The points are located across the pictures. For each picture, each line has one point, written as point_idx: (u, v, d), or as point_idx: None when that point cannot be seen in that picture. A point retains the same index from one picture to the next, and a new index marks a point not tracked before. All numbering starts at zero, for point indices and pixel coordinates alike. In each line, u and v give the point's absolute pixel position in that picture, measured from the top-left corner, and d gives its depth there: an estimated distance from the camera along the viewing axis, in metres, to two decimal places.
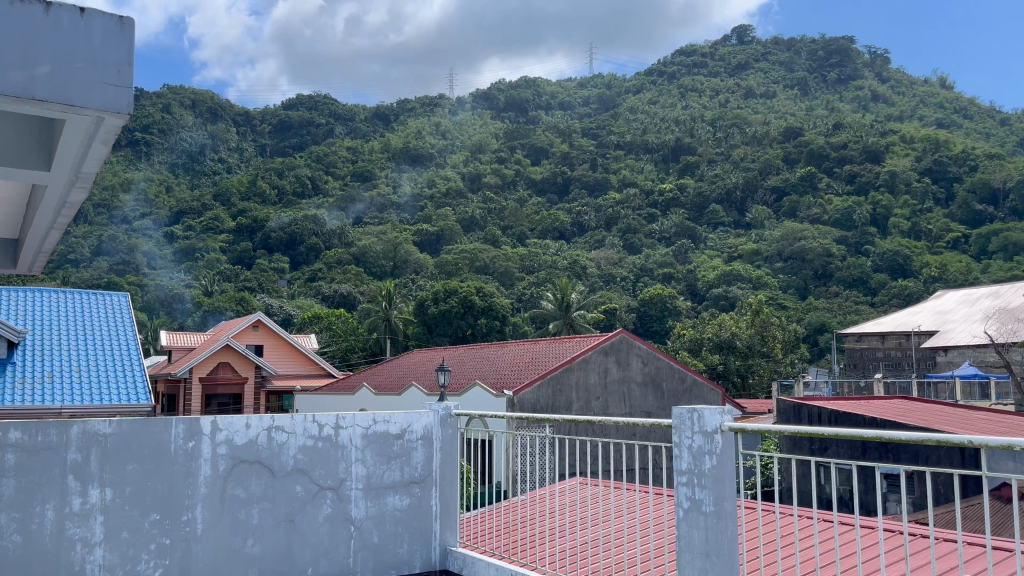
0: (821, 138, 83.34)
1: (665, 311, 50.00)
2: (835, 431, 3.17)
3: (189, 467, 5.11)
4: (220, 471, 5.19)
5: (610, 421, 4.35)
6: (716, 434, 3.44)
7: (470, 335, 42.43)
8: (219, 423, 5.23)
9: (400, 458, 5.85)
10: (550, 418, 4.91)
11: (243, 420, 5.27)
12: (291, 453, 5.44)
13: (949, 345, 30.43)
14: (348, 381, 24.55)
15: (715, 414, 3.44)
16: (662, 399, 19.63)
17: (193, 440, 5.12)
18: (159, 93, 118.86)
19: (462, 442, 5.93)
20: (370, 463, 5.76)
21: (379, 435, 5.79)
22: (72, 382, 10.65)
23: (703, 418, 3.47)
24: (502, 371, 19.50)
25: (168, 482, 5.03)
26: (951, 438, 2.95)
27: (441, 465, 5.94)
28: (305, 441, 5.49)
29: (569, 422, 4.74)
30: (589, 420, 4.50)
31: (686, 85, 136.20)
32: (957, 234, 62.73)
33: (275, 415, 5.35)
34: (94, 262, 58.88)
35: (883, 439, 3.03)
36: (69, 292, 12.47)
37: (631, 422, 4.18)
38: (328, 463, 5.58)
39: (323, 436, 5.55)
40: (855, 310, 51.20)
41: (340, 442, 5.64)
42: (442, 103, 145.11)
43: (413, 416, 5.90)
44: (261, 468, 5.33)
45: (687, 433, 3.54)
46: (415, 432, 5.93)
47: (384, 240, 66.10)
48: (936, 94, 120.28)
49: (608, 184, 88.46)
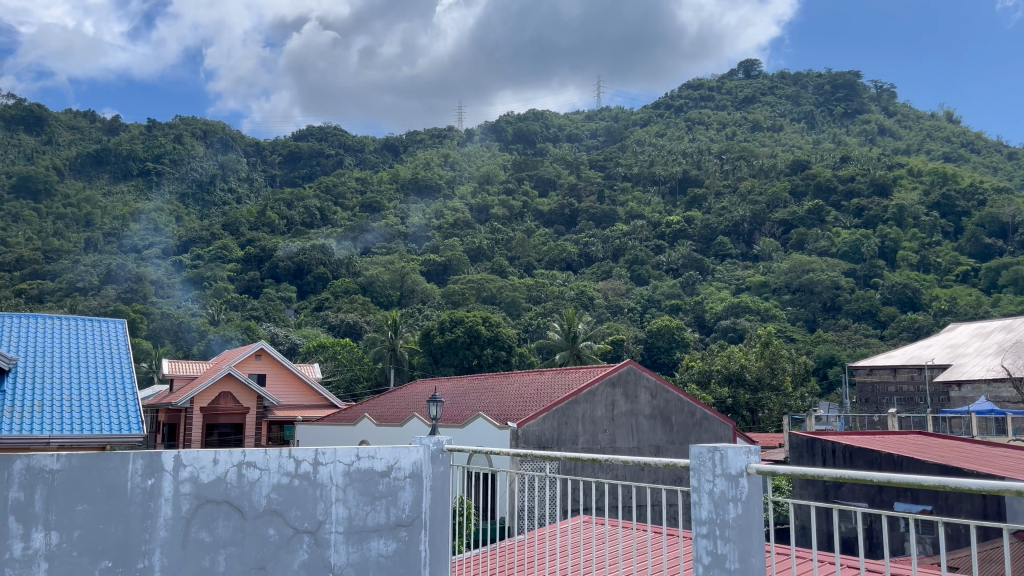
0: (828, 171, 83.23)
1: (672, 342, 49.47)
2: (873, 474, 2.88)
3: (147, 507, 5.16)
4: (183, 511, 5.26)
5: (612, 458, 4.08)
6: (741, 476, 3.14)
7: (476, 366, 42.09)
8: (183, 460, 5.32)
9: (386, 498, 5.88)
10: (552, 455, 4.62)
11: (208, 457, 5.38)
12: (262, 493, 5.52)
13: (962, 379, 29.82)
14: (349, 411, 24.15)
15: (741, 455, 3.13)
16: (671, 433, 19.18)
17: (152, 478, 5.20)
18: (170, 124, 120.18)
19: (455, 478, 5.83)
20: (351, 504, 5.81)
21: (364, 473, 5.85)
22: (62, 411, 10.33)
23: (721, 455, 3.19)
24: (507, 403, 19.03)
25: (123, 526, 5.08)
26: (1000, 485, 2.59)
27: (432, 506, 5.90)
28: (278, 479, 5.58)
29: (573, 460, 4.45)
30: (594, 457, 4.20)
31: (692, 118, 136.88)
32: (966, 268, 62.37)
33: (244, 452, 5.48)
34: (102, 290, 58.81)
35: (950, 487, 2.63)
36: (65, 318, 12.28)
37: (639, 462, 3.88)
38: (304, 505, 5.65)
39: (300, 474, 5.65)
40: (865, 343, 50.67)
41: (319, 479, 5.71)
42: (451, 134, 146.01)
43: (401, 452, 5.91)
44: (230, 509, 5.40)
45: (708, 476, 3.24)
46: (403, 469, 5.94)
47: (391, 270, 66.05)
48: (943, 128, 120.54)
49: (615, 216, 88.48)
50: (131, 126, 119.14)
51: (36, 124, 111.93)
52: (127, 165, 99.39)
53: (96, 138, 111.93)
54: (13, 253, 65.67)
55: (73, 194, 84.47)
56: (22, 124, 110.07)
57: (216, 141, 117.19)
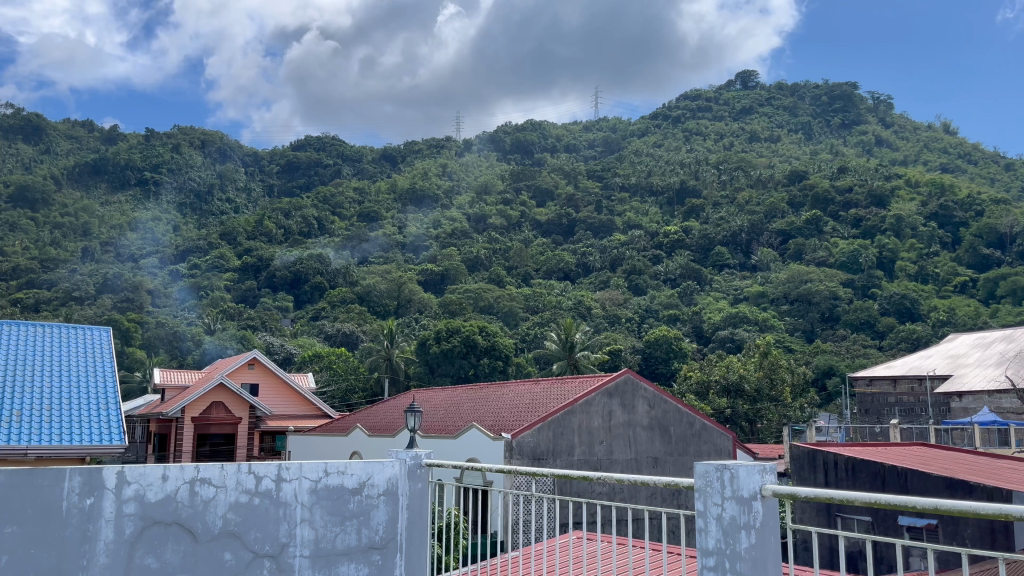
0: (825, 181, 83.15)
1: (670, 352, 49.07)
2: (896, 500, 2.66)
3: (86, 530, 4.84)
4: (126, 535, 4.95)
5: (608, 478, 3.90)
6: (756, 497, 2.90)
7: (473, 376, 41.87)
8: (128, 475, 4.99)
9: (357, 518, 5.63)
10: (539, 473, 4.40)
11: (157, 473, 5.07)
12: (218, 513, 5.24)
13: (963, 391, 29.55)
14: (342, 422, 23.85)
15: (754, 474, 2.93)
16: (670, 444, 18.87)
17: (91, 497, 4.87)
18: (168, 133, 120.29)
19: (432, 495, 5.60)
20: (318, 525, 5.54)
21: (333, 491, 5.59)
22: (41, 421, 10.05)
23: (733, 472, 2.97)
24: (501, 413, 18.71)
25: (58, 550, 4.74)
26: (1001, 508, 2.44)
27: (406, 529, 5.64)
28: (236, 498, 5.32)
29: (561, 478, 4.26)
30: (587, 476, 4.01)
31: (690, 128, 136.96)
32: (964, 279, 62.25)
33: (198, 468, 5.19)
34: (98, 299, 58.30)
35: (991, 514, 2.40)
36: (48, 326, 12.02)
37: (641, 481, 3.65)
38: (266, 526, 5.37)
39: (261, 492, 5.39)
40: (864, 353, 50.39)
41: (283, 497, 5.44)
42: (449, 144, 146.01)
43: (375, 468, 5.69)
44: (181, 531, 5.12)
45: (716, 498, 3.01)
46: (376, 486, 5.71)
47: (388, 279, 65.72)
48: (940, 139, 120.80)
49: (613, 226, 88.20)
50: (129, 135, 119.12)
51: (34, 133, 111.79)
52: (125, 174, 99.40)
53: (94, 147, 111.90)
54: (9, 262, 65.42)
55: (70, 204, 84.39)
56: (20, 133, 109.97)
57: (214, 151, 117.27)
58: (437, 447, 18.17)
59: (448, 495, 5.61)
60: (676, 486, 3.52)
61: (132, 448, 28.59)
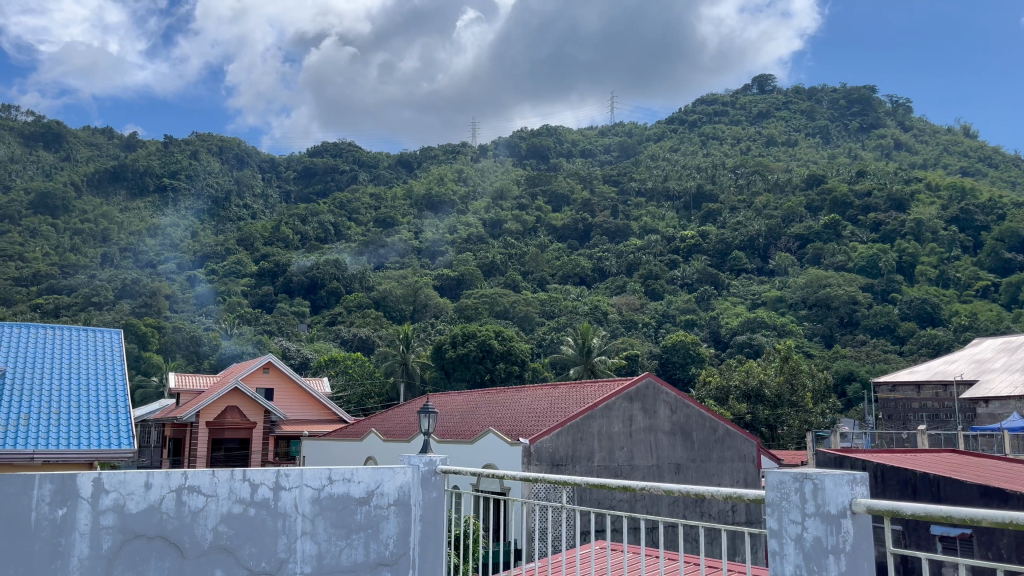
0: (844, 185, 82.30)
1: (687, 357, 48.60)
2: (1002, 519, 2.31)
3: (57, 544, 4.30)
4: (104, 550, 4.41)
5: (649, 487, 3.53)
6: (843, 514, 2.63)
7: (489, 380, 41.58)
8: (108, 481, 4.46)
9: (365, 530, 5.15)
10: (571, 482, 4.04)
11: (140, 480, 4.54)
12: (208, 526, 4.72)
13: (990, 396, 28.99)
14: (356, 427, 23.63)
15: (841, 485, 2.63)
16: (692, 450, 18.49)
17: (63, 508, 4.33)
18: (187, 141, 121.50)
19: (447, 503, 5.22)
20: (321, 538, 5.03)
21: (339, 500, 5.10)
22: (49, 425, 9.86)
23: (817, 483, 2.68)
24: (518, 418, 18.38)
25: (24, 561, 4.21)
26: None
27: (418, 546, 5.20)
28: (229, 508, 4.79)
29: (592, 487, 3.91)
30: (624, 485, 3.66)
31: (707, 133, 136.02)
32: (986, 283, 61.35)
33: (186, 475, 4.67)
34: (117, 304, 58.61)
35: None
36: (57, 328, 11.92)
37: (691, 491, 3.34)
38: (263, 539, 4.87)
39: (258, 501, 4.87)
40: (885, 359, 49.69)
41: (281, 509, 4.93)
42: (464, 150, 145.97)
43: (385, 475, 5.24)
44: (166, 545, 4.59)
45: (796, 512, 2.74)
46: (386, 494, 5.24)
47: (404, 285, 65.65)
48: (960, 142, 119.29)
49: (629, 231, 87.53)
50: (147, 142, 120.48)
51: (55, 141, 113.23)
52: (144, 181, 100.33)
53: (114, 155, 113.06)
54: (30, 268, 66.08)
55: (90, 210, 85.29)
56: (41, 141, 111.48)
57: (230, 157, 118.25)
58: (454, 452, 17.85)
59: (464, 504, 5.21)
60: (736, 499, 3.12)
61: (148, 452, 28.59)
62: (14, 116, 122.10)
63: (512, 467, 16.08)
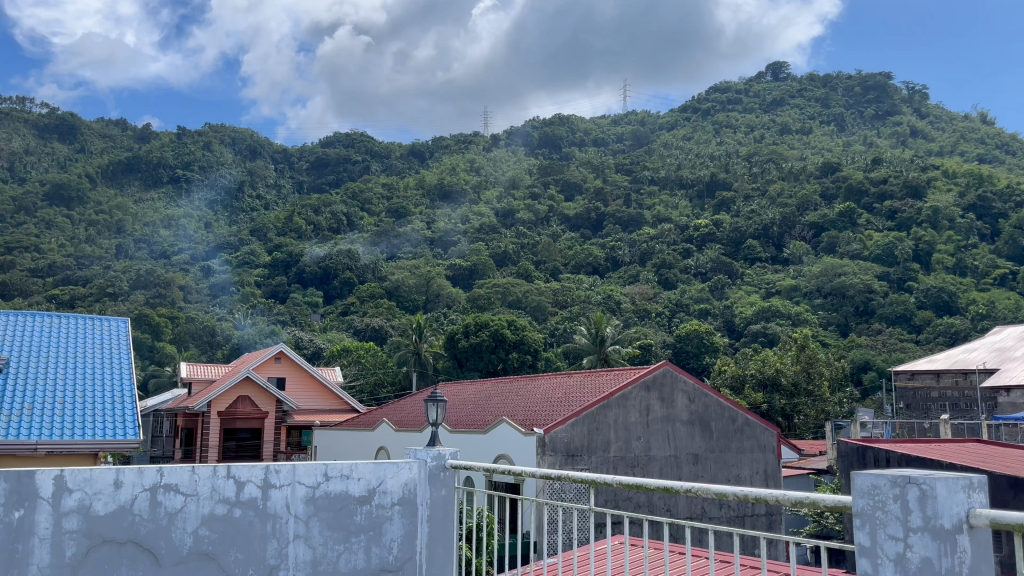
0: (860, 173, 81.47)
1: (700, 347, 48.19)
2: None
3: (17, 551, 3.97)
4: (70, 559, 4.08)
5: (697, 489, 2.99)
6: (961, 530, 2.18)
7: (502, 370, 41.41)
8: (73, 480, 4.12)
9: (367, 531, 4.79)
10: (600, 482, 3.63)
11: (109, 480, 4.19)
12: (187, 530, 4.37)
13: (1011, 385, 28.43)
14: (369, 416, 23.53)
15: (950, 493, 2.17)
16: (710, 441, 18.21)
17: (22, 508, 3.99)
18: (199, 132, 121.90)
19: (457, 504, 4.87)
20: (316, 540, 4.66)
21: (338, 498, 4.74)
22: (53, 416, 9.68)
23: (930, 490, 2.20)
24: (533, 407, 18.16)
25: None
26: None
27: (423, 545, 4.84)
28: (210, 510, 4.43)
29: (625, 488, 3.49)
30: (664, 486, 3.19)
31: (720, 121, 134.75)
32: (1004, 271, 60.49)
33: (162, 471, 4.31)
34: (131, 295, 58.76)
35: None
36: (64, 317, 11.81)
37: (748, 495, 2.79)
38: (251, 543, 4.50)
39: (243, 502, 4.51)
40: (901, 348, 49.16)
41: (271, 509, 4.57)
42: (477, 139, 145.32)
43: (388, 470, 4.86)
44: (142, 553, 4.24)
45: (900, 515, 2.26)
46: (390, 494, 4.89)
47: (416, 274, 65.46)
48: (977, 130, 117.87)
49: (642, 220, 86.75)
50: (161, 134, 120.74)
51: (69, 133, 113.72)
52: (158, 172, 100.78)
53: (127, 147, 113.39)
54: (46, 260, 66.37)
55: (105, 202, 85.68)
56: (56, 132, 111.99)
57: (243, 148, 118.75)
58: (466, 442, 17.64)
59: (472, 503, 4.86)
60: (810, 506, 2.63)
61: (161, 443, 28.63)
62: (28, 109, 122.72)
63: (527, 459, 15.90)
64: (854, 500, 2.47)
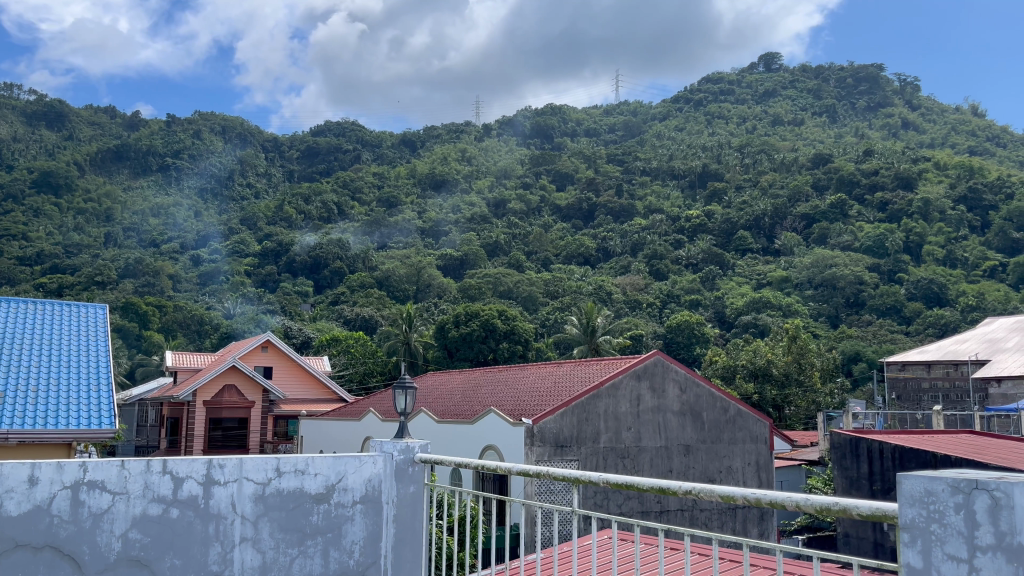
0: (851, 164, 81.21)
1: (692, 338, 48.06)
2: None
3: None
4: None
5: (699, 489, 2.74)
6: None
7: (492, 360, 41.32)
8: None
9: (329, 532, 4.48)
10: (585, 479, 3.35)
11: (28, 473, 3.78)
12: (119, 533, 3.98)
13: (1002, 376, 28.30)
14: (355, 405, 23.27)
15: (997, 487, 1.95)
16: (702, 431, 18.07)
17: None
18: (189, 120, 120.91)
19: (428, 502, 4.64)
20: (267, 540, 4.32)
21: (293, 493, 4.41)
22: (27, 404, 9.42)
23: (1001, 498, 1.96)
24: (521, 397, 17.98)
25: None
26: None
27: (390, 543, 4.57)
28: (145, 508, 4.06)
29: (613, 486, 3.23)
30: (661, 486, 2.92)
31: (712, 112, 134.35)
32: (993, 262, 60.71)
33: (90, 464, 3.93)
34: (119, 284, 58.23)
35: None
36: (40, 303, 11.52)
37: (760, 499, 2.51)
38: (193, 546, 4.14)
39: (189, 500, 4.16)
40: (891, 339, 49.25)
41: (214, 510, 4.20)
42: (469, 128, 144.63)
43: (352, 466, 4.57)
44: (67, 561, 3.86)
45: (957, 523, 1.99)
46: (352, 493, 4.58)
47: (407, 265, 65.00)
48: (968, 122, 117.95)
49: (634, 210, 86.36)
50: (151, 121, 119.72)
51: (57, 120, 112.51)
52: (147, 160, 100.06)
53: (117, 134, 112.22)
54: (34, 248, 65.78)
55: (93, 190, 85.01)
56: (44, 120, 110.92)
57: (233, 137, 118.11)
58: (454, 433, 17.39)
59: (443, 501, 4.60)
60: (837, 511, 2.35)
61: (147, 432, 28.38)
62: (17, 96, 121.42)
63: (516, 451, 15.66)
64: (894, 507, 2.22)
